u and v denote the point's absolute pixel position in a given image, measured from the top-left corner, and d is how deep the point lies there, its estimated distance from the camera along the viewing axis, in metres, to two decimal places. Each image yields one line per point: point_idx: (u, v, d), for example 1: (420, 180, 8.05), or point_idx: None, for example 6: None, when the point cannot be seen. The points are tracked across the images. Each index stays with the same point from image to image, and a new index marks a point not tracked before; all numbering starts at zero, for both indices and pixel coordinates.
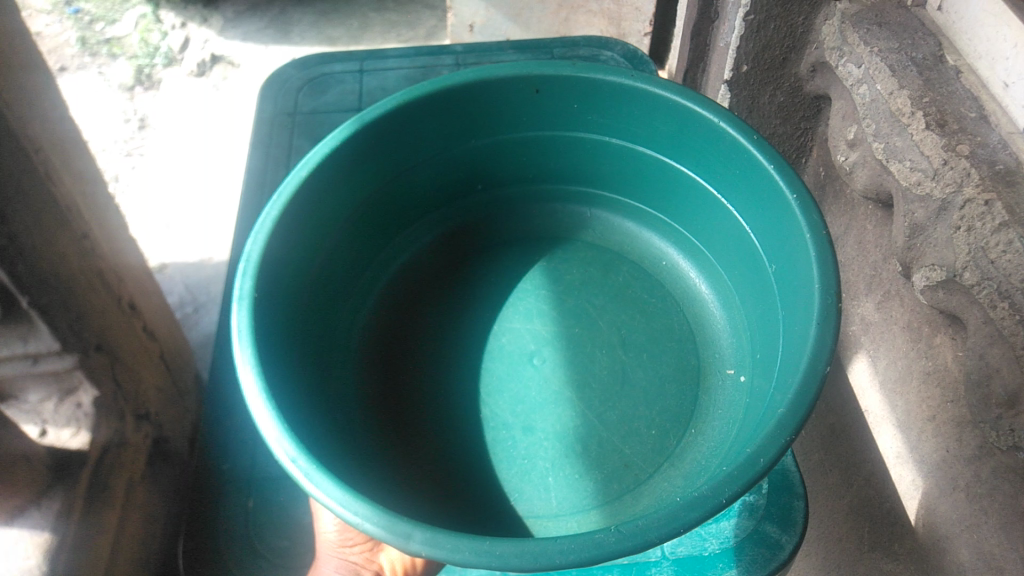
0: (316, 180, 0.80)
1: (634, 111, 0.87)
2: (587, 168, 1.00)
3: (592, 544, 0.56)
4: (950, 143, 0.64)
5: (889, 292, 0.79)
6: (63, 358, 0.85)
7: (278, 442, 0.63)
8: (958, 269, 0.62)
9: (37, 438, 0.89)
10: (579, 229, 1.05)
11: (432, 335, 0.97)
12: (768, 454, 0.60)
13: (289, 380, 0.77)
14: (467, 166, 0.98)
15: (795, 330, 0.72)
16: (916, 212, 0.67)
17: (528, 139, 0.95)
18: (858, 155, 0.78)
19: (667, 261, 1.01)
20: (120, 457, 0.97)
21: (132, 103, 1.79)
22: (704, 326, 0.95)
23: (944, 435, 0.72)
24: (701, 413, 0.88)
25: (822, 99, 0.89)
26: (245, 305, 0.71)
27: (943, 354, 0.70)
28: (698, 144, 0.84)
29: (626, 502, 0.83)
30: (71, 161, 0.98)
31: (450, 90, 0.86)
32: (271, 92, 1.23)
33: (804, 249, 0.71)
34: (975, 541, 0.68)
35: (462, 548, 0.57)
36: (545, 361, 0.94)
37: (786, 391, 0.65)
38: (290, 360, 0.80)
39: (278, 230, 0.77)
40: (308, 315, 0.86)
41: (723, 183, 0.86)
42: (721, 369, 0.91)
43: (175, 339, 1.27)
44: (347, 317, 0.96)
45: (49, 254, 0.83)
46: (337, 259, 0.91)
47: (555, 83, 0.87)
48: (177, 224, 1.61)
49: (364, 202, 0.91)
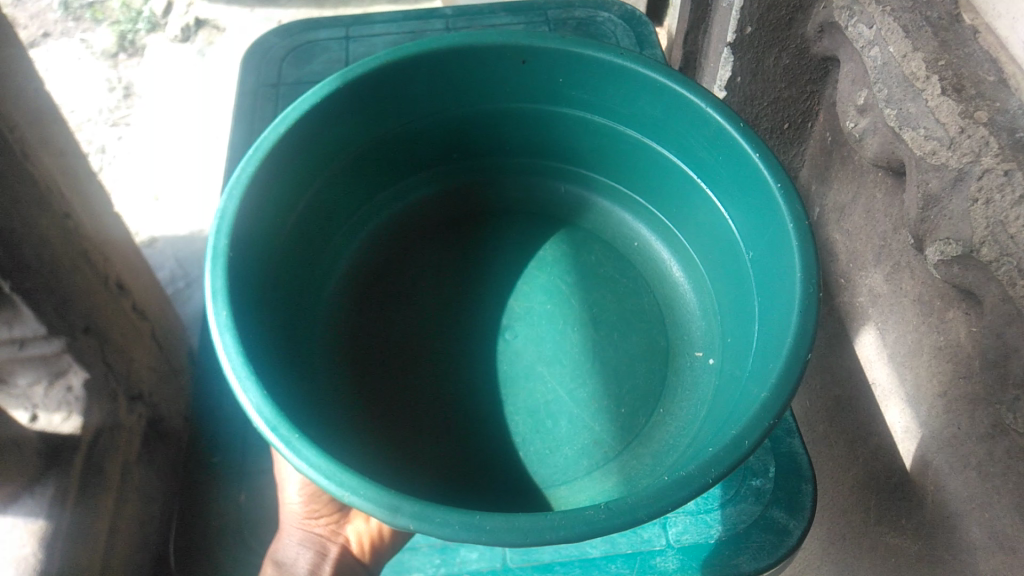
0: (291, 139, 0.77)
1: (618, 89, 0.83)
2: (564, 147, 0.96)
3: (583, 521, 0.54)
4: (968, 110, 0.60)
5: (899, 264, 0.76)
6: (49, 341, 0.83)
7: (254, 408, 0.60)
8: (976, 244, 0.59)
9: (30, 423, 0.88)
10: (550, 206, 1.02)
11: (407, 315, 0.94)
12: (752, 435, 0.58)
13: (265, 348, 0.75)
14: (443, 133, 0.94)
15: (773, 320, 0.69)
16: (930, 182, 0.63)
17: (508, 111, 0.91)
18: (868, 122, 0.74)
19: (640, 241, 0.99)
20: (118, 446, 0.96)
21: (115, 71, 1.73)
22: (674, 308, 0.94)
23: (955, 412, 0.70)
24: (670, 393, 0.87)
25: (829, 61, 0.85)
26: (220, 264, 0.68)
27: (956, 329, 0.68)
28: (679, 128, 0.81)
29: (594, 481, 0.82)
30: (50, 137, 0.95)
31: (433, 55, 0.81)
32: (253, 62, 1.18)
33: (786, 240, 0.69)
34: (989, 520, 0.66)
35: (451, 522, 0.55)
36: (524, 339, 0.92)
37: (766, 378, 0.63)
38: (268, 338, 0.77)
39: (247, 195, 0.72)
40: (280, 294, 0.83)
41: (698, 165, 0.83)
42: (690, 351, 0.90)
43: (166, 315, 1.24)
44: (317, 288, 0.92)
45: (31, 236, 0.80)
46: (304, 236, 0.87)
47: (543, 55, 0.82)
48: (165, 196, 1.57)
49: (333, 168, 0.87)
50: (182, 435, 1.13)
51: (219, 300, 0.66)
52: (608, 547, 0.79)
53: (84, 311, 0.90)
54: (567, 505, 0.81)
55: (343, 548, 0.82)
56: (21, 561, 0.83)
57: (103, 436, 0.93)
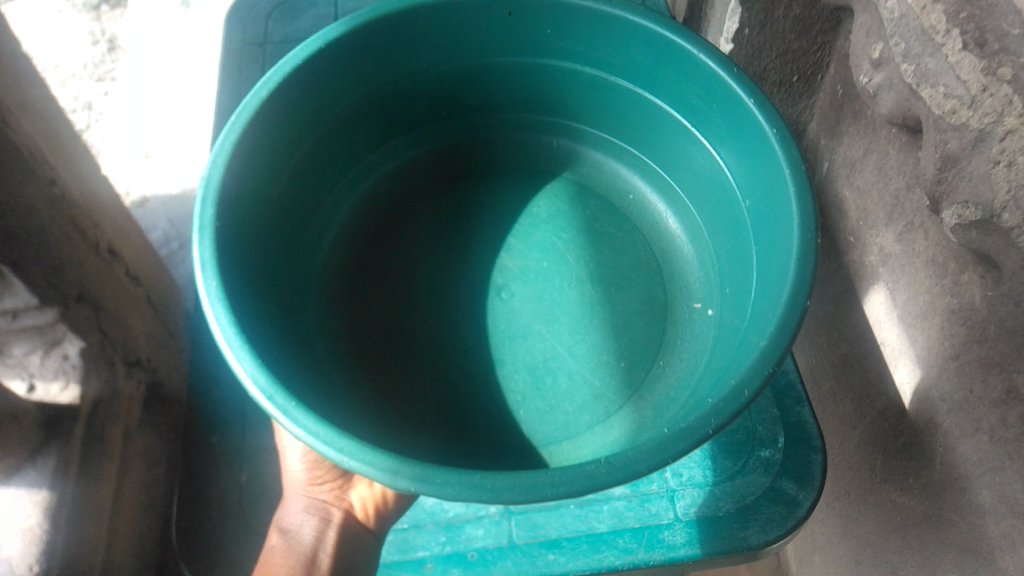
0: (275, 101, 0.73)
1: (609, 40, 0.79)
2: (557, 100, 0.93)
3: (584, 477, 0.53)
4: (989, 67, 0.56)
5: (912, 224, 0.73)
6: (43, 312, 0.81)
7: (249, 377, 0.58)
8: (997, 209, 0.56)
9: (27, 395, 0.84)
10: (544, 162, 0.99)
11: (399, 274, 0.92)
12: (752, 385, 0.57)
13: (258, 316, 0.73)
14: (431, 93, 0.91)
15: (770, 273, 0.67)
16: (949, 143, 0.61)
17: (497, 67, 0.88)
18: (882, 77, 0.71)
19: (635, 195, 0.96)
20: (117, 418, 0.95)
21: (98, 24, 1.67)
22: (671, 259, 0.92)
23: (967, 376, 0.68)
24: (668, 346, 0.86)
25: (841, 11, 0.79)
26: (207, 234, 0.66)
27: (970, 293, 0.66)
28: (675, 81, 0.78)
29: (598, 437, 0.81)
30: (31, 102, 0.91)
31: (418, 10, 0.77)
32: (237, 19, 1.14)
33: (784, 187, 0.67)
34: (1000, 485, 0.66)
35: (452, 482, 0.54)
36: (521, 298, 0.90)
37: (762, 331, 0.61)
38: (260, 304, 0.75)
39: (232, 160, 0.70)
40: (270, 260, 0.80)
41: (692, 114, 0.80)
42: (688, 302, 0.88)
43: (161, 279, 1.22)
44: (308, 249, 0.90)
45: (16, 206, 0.77)
46: (293, 201, 0.85)
47: (531, 8, 0.78)
48: (155, 154, 1.53)
49: (319, 131, 0.84)
50: (181, 401, 1.13)
51: (210, 271, 0.63)
52: (615, 523, 0.78)
53: (75, 281, 0.88)
54: (570, 461, 0.80)
55: (347, 513, 0.79)
56: (28, 532, 0.82)
57: (102, 411, 0.92)
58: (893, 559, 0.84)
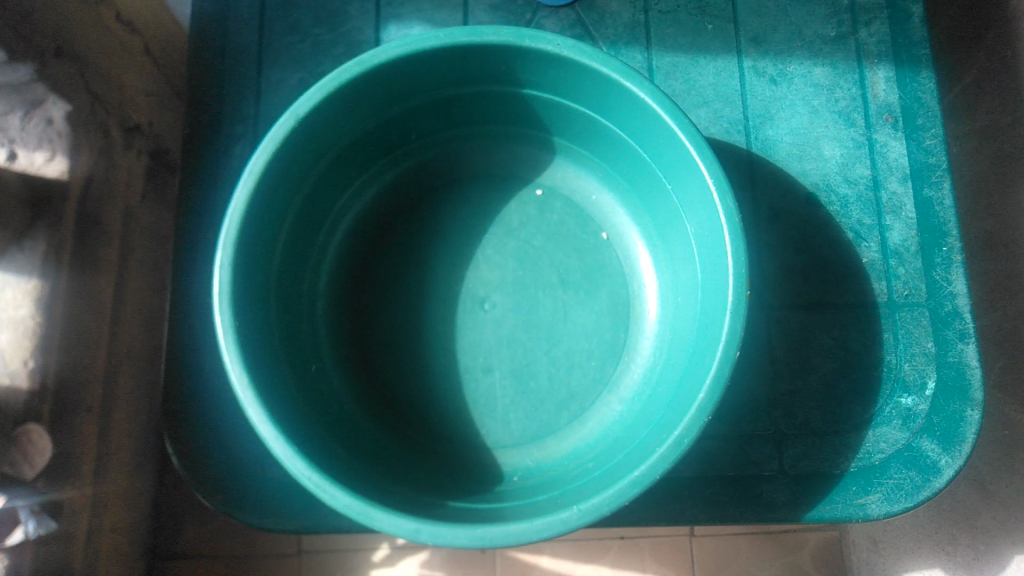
0: (365, 82, 0.47)
1: (489, 48, 0.47)
2: (489, 120, 0.57)
3: (558, 521, 0.39)
4: None
5: None
6: (14, 67, 0.49)
7: (284, 455, 0.40)
8: None
9: (7, 165, 0.49)
10: (491, 165, 0.59)
11: (403, 292, 0.57)
12: (721, 368, 0.42)
13: (282, 327, 0.49)
14: (429, 116, 0.55)
15: (687, 372, 0.46)
16: None
17: (464, 99, 0.54)
18: None
19: (608, 230, 0.58)
20: (121, 197, 0.58)
21: None
22: (634, 304, 0.56)
23: None
24: (595, 416, 0.54)
25: None
26: (249, 181, 0.44)
27: None
28: (577, 94, 0.51)
29: (568, 454, 0.53)
30: None
31: (467, 50, 0.48)
32: None
33: (728, 286, 0.44)
34: None
35: (456, 534, 0.39)
36: (668, 75, 0.60)
37: (640, 452, 0.44)
38: (298, 389, 0.48)
39: (250, 229, 0.45)
40: (286, 325, 0.50)
41: (636, 115, 0.49)
42: (638, 351, 0.55)
43: None
44: (312, 266, 0.55)
45: None
46: (334, 181, 0.54)
47: (526, 57, 0.48)
48: None
49: (383, 120, 0.53)
50: None
51: (247, 175, 0.44)
52: None
53: (72, 17, 0.53)
54: None
55: None
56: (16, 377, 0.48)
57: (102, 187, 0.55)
58: (981, 469, 0.64)
